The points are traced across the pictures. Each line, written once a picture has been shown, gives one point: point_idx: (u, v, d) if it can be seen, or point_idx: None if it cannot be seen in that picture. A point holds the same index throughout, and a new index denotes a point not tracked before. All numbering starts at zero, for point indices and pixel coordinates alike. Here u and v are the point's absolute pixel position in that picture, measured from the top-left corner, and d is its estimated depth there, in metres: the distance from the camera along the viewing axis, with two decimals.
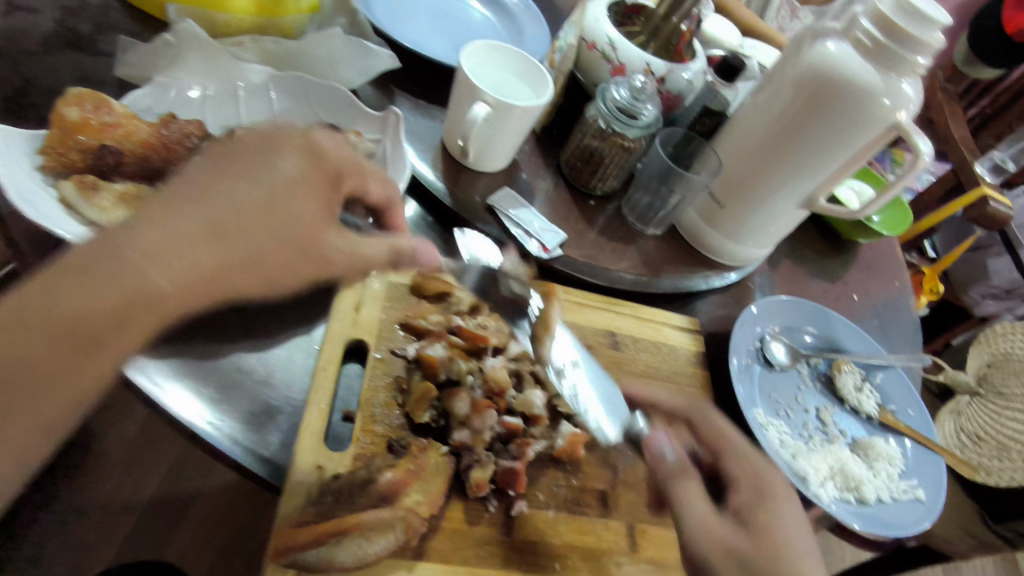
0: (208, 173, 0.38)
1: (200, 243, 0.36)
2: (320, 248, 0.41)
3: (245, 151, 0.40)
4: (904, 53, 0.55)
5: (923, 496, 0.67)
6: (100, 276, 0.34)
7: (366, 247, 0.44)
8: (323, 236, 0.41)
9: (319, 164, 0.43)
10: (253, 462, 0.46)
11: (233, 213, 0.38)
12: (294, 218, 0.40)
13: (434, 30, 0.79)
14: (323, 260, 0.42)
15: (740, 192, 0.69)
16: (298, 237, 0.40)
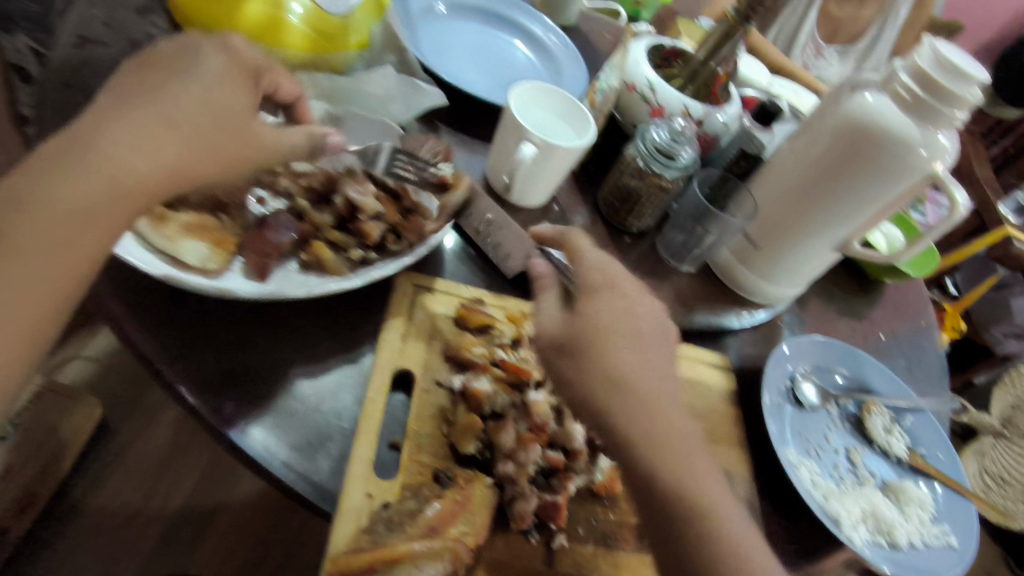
0: (153, 79, 0.45)
1: (160, 133, 0.44)
2: (251, 131, 0.49)
3: (166, 57, 0.46)
4: (943, 108, 0.57)
5: (955, 542, 0.67)
6: (85, 165, 0.42)
7: (289, 134, 0.52)
8: (253, 125, 0.49)
9: (239, 60, 0.49)
10: (304, 488, 0.48)
11: (184, 109, 0.45)
12: (230, 107, 0.47)
13: (477, 69, 0.82)
14: (257, 145, 0.49)
15: (774, 234, 0.71)
16: (232, 123, 0.47)
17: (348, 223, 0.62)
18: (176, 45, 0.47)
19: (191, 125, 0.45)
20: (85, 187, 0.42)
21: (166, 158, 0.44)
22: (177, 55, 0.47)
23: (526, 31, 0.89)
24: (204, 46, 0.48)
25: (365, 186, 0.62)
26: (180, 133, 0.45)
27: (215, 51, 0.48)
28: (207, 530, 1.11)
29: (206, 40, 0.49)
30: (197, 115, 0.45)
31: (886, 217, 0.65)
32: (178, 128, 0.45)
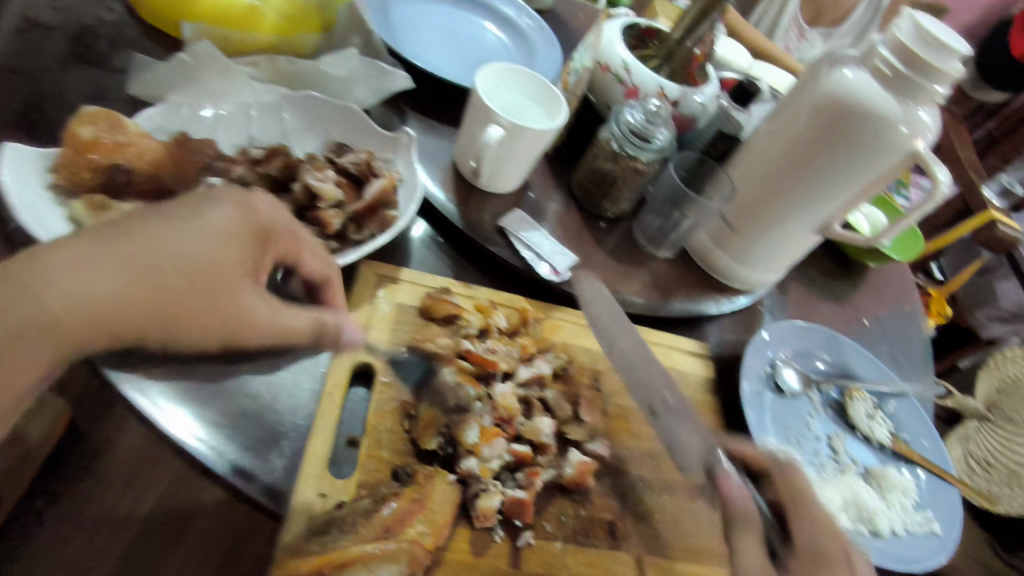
0: (140, 230, 0.42)
1: (122, 280, 0.41)
2: (233, 304, 0.45)
3: (180, 206, 0.45)
4: (925, 83, 0.55)
5: (939, 529, 0.65)
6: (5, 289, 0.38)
7: (290, 316, 0.48)
8: (239, 296, 0.45)
9: (254, 225, 0.47)
10: (257, 491, 0.44)
11: (156, 259, 0.42)
12: (216, 273, 0.44)
13: (447, 51, 0.80)
14: (243, 323, 0.46)
15: (753, 217, 0.68)
16: (215, 292, 0.44)
17: (307, 211, 0.58)
18: (196, 198, 0.46)
19: (155, 275, 0.42)
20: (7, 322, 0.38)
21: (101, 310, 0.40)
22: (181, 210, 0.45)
23: (496, 12, 0.87)
24: (221, 200, 0.46)
25: (324, 173, 0.59)
26: (140, 295, 0.42)
27: (229, 211, 0.46)
28: (182, 533, 1.08)
29: (227, 196, 0.47)
30: (166, 272, 0.42)
31: (866, 198, 0.63)
32: (144, 274, 0.42)
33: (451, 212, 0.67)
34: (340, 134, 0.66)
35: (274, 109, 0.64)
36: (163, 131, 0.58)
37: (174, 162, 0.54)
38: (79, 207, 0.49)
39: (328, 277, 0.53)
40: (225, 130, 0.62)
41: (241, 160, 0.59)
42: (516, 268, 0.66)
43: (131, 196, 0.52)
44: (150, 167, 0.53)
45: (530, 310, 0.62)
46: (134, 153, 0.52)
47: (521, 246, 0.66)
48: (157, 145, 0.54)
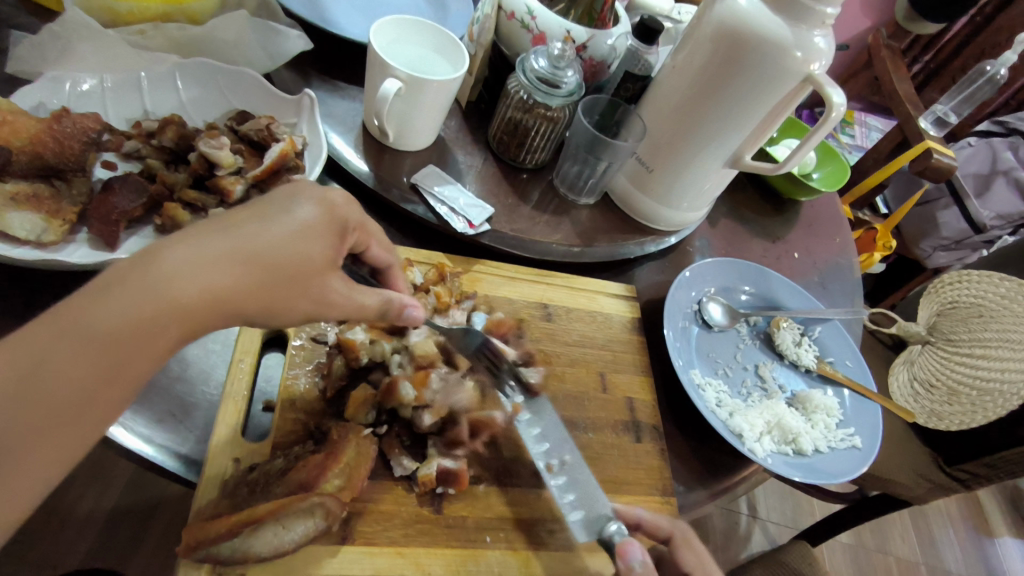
0: (227, 222, 0.38)
1: (221, 266, 0.36)
2: (318, 289, 0.40)
3: (265, 204, 0.40)
4: (813, 6, 0.54)
5: (860, 443, 0.67)
6: (137, 287, 0.34)
7: (362, 293, 0.43)
8: (324, 282, 0.41)
9: (334, 218, 0.42)
10: (168, 461, 0.45)
11: (254, 245, 0.37)
12: (299, 261, 0.39)
13: (351, 8, 0.77)
14: (322, 303, 0.41)
15: (666, 156, 0.69)
16: (301, 276, 0.39)
17: (206, 180, 0.57)
18: (282, 198, 0.41)
19: (248, 262, 0.37)
20: (121, 315, 0.33)
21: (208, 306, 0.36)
22: (268, 207, 0.40)
23: None
24: (302, 194, 0.42)
25: (219, 139, 0.58)
26: (233, 283, 0.36)
27: (310, 202, 0.41)
28: (147, 526, 1.07)
29: (310, 187, 0.42)
30: (256, 255, 0.37)
31: (771, 126, 0.63)
32: (245, 261, 0.37)
33: (364, 173, 0.66)
34: (240, 101, 0.64)
35: (166, 78, 0.62)
36: (44, 109, 0.56)
37: (55, 139, 0.52)
38: None
39: (391, 266, 0.50)
40: (114, 104, 0.60)
41: (134, 134, 0.58)
42: (433, 226, 0.66)
43: (15, 176, 0.51)
44: (31, 148, 0.51)
45: (448, 266, 0.62)
46: (6, 133, 0.51)
47: (435, 202, 0.65)
48: (33, 123, 0.52)
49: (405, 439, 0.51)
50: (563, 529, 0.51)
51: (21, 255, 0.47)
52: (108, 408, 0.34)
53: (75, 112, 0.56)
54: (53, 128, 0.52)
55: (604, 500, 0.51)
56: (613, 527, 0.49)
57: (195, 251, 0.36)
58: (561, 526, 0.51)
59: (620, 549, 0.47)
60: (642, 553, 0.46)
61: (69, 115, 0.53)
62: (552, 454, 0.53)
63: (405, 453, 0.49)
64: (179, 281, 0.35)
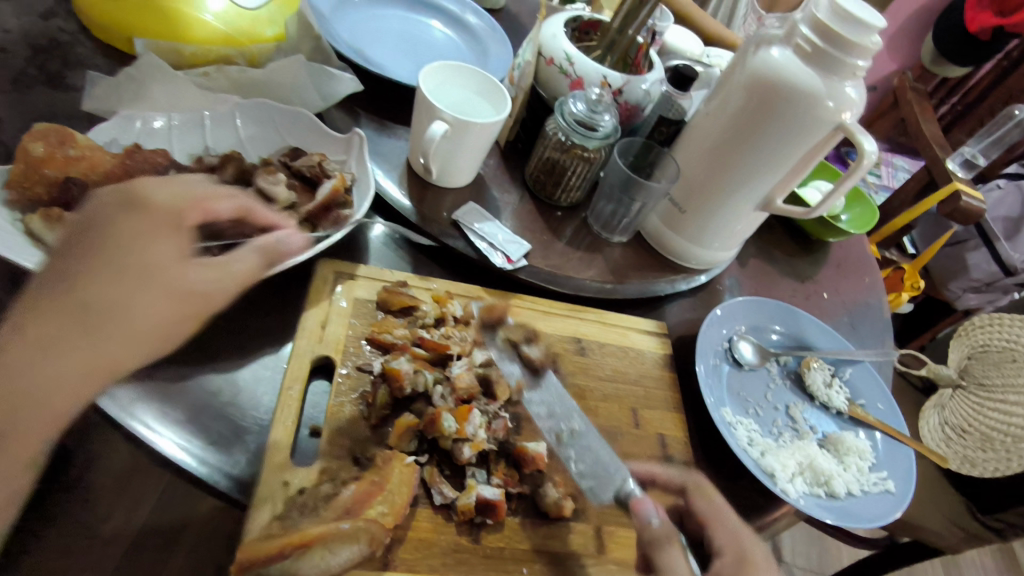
0: (52, 268, 0.41)
1: (53, 318, 0.40)
2: (185, 284, 0.42)
3: (92, 230, 0.41)
4: (844, 58, 0.57)
5: (893, 488, 0.67)
6: (50, 353, 0.39)
7: (230, 262, 0.45)
8: (184, 275, 0.42)
9: (157, 213, 0.42)
10: (221, 482, 0.47)
11: (68, 288, 0.40)
12: (158, 273, 0.41)
13: (398, 52, 0.82)
14: (202, 292, 0.43)
15: (698, 198, 0.71)
16: (161, 286, 0.41)
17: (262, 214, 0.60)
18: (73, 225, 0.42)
19: (60, 303, 0.40)
20: (54, 368, 0.39)
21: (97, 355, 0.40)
22: (109, 222, 0.41)
23: (446, 12, 0.89)
24: (110, 208, 0.42)
25: (275, 176, 0.61)
26: (87, 328, 0.40)
27: (125, 212, 0.41)
28: (175, 542, 1.09)
29: (109, 200, 0.42)
30: (95, 282, 0.40)
31: (802, 171, 0.65)
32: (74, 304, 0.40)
33: (406, 209, 0.69)
34: (294, 138, 0.68)
35: (227, 117, 0.66)
36: (116, 144, 0.60)
37: (130, 175, 0.56)
38: (36, 222, 0.50)
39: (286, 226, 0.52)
40: (179, 140, 0.64)
41: (197, 169, 0.61)
42: (471, 259, 0.68)
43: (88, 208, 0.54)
44: (105, 181, 0.55)
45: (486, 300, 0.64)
46: (85, 167, 0.55)
47: (475, 238, 0.68)
48: (109, 158, 0.56)
49: (445, 468, 0.52)
50: (597, 564, 0.52)
51: None
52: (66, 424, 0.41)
53: (145, 148, 0.60)
54: (126, 163, 0.56)
55: (616, 462, 0.53)
56: (627, 486, 0.52)
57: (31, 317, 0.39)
58: (595, 562, 0.52)
59: (635, 505, 0.50)
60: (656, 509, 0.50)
61: (140, 151, 0.57)
62: (561, 424, 0.56)
63: (445, 481, 0.50)
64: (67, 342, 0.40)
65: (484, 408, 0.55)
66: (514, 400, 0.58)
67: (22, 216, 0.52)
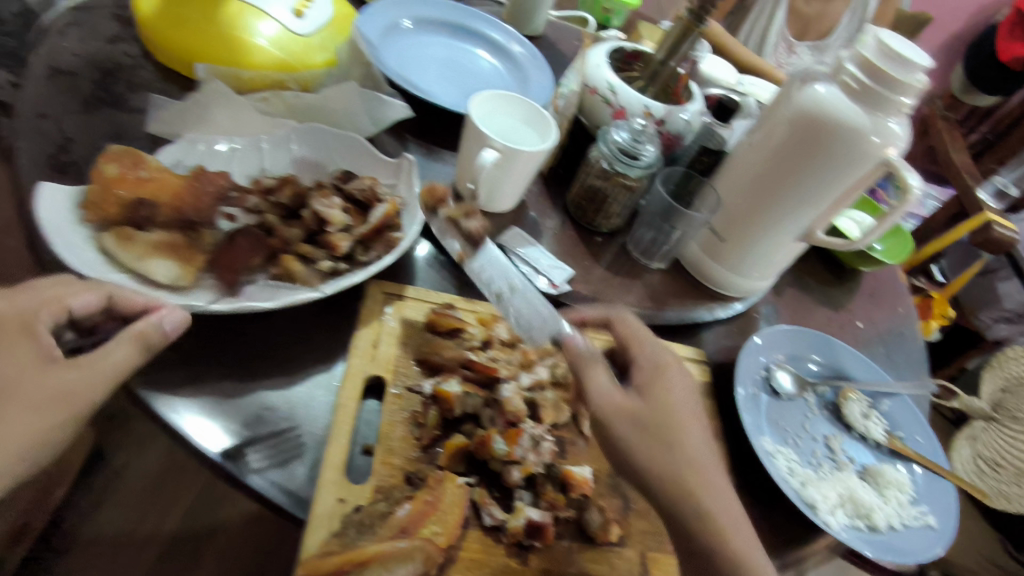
0: None
1: None
2: (60, 388, 0.44)
3: None
4: (891, 95, 0.58)
5: (935, 523, 0.67)
6: None
7: (103, 354, 0.46)
8: (55, 377, 0.44)
9: (13, 328, 0.45)
10: (281, 497, 0.48)
11: None
12: (25, 385, 0.43)
13: (443, 79, 0.84)
14: (75, 393, 0.44)
15: (739, 228, 0.72)
16: (36, 393, 0.43)
17: (317, 235, 0.62)
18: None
19: None
20: None
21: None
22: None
23: (489, 40, 0.91)
24: None
25: (330, 199, 0.63)
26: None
27: None
28: (203, 551, 1.09)
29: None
30: None
31: (845, 204, 0.66)
32: None
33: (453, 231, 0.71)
34: (346, 162, 0.70)
35: (284, 141, 0.69)
36: (181, 166, 0.63)
37: (192, 195, 0.59)
38: (110, 240, 0.53)
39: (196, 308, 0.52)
40: (238, 162, 0.66)
41: (254, 191, 0.63)
42: None
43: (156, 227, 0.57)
44: (173, 203, 0.58)
45: None
46: (154, 189, 0.57)
47: (519, 262, 0.70)
48: (177, 180, 0.59)
49: (494, 490, 0.53)
50: None
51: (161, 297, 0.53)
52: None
53: (209, 170, 0.63)
54: (192, 185, 0.59)
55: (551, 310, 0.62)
56: (557, 325, 0.60)
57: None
58: None
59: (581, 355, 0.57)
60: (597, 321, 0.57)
61: (206, 174, 0.61)
62: (502, 286, 0.64)
63: (494, 503, 0.51)
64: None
65: (532, 431, 0.55)
66: (559, 424, 0.59)
67: (95, 233, 0.54)
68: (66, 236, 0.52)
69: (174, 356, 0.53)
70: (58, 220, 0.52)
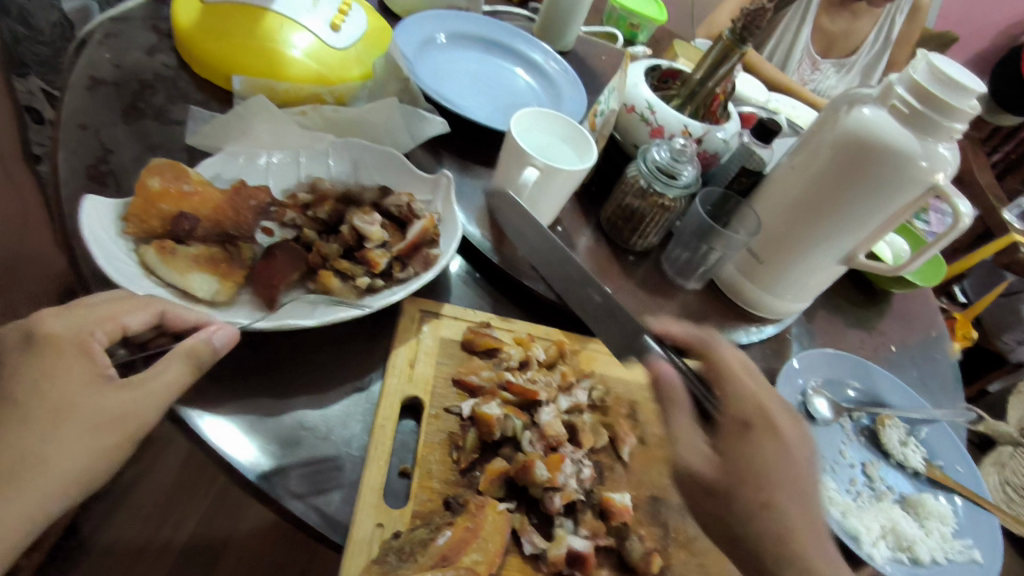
0: None
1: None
2: (111, 409, 0.42)
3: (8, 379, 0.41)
4: (942, 121, 0.57)
5: (980, 557, 0.65)
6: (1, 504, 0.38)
7: (157, 375, 0.44)
8: (105, 397, 0.42)
9: (59, 343, 0.42)
10: (318, 523, 0.47)
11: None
12: (73, 406, 0.41)
13: (477, 94, 0.84)
14: (128, 416, 0.42)
15: (778, 250, 0.71)
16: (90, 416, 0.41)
17: (355, 251, 0.62)
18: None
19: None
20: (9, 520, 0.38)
21: (22, 510, 0.39)
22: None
23: (529, 60, 0.91)
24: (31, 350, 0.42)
25: (371, 216, 0.63)
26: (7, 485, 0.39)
27: (22, 349, 0.42)
28: (219, 563, 1.08)
29: (11, 342, 0.42)
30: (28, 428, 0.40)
31: (891, 229, 0.65)
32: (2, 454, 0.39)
33: (487, 248, 0.70)
34: (384, 178, 0.69)
35: (321, 156, 0.68)
36: (221, 179, 0.62)
37: (233, 210, 0.58)
38: (151, 254, 0.53)
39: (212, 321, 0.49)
40: (275, 176, 0.66)
41: (292, 206, 0.63)
42: (550, 303, 0.69)
43: (197, 241, 0.56)
44: (214, 218, 0.57)
45: (566, 344, 0.65)
46: (197, 204, 0.57)
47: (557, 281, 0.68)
48: (218, 194, 0.59)
49: (533, 516, 0.52)
50: None
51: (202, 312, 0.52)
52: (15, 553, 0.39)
53: (248, 184, 0.62)
54: (232, 200, 0.59)
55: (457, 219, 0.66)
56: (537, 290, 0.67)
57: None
58: None
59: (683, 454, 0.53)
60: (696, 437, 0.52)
61: (246, 188, 0.60)
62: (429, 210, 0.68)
63: (535, 530, 0.50)
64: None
65: (573, 457, 0.55)
66: (596, 448, 0.58)
67: (135, 247, 0.54)
68: (107, 248, 0.51)
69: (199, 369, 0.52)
70: (100, 232, 0.51)
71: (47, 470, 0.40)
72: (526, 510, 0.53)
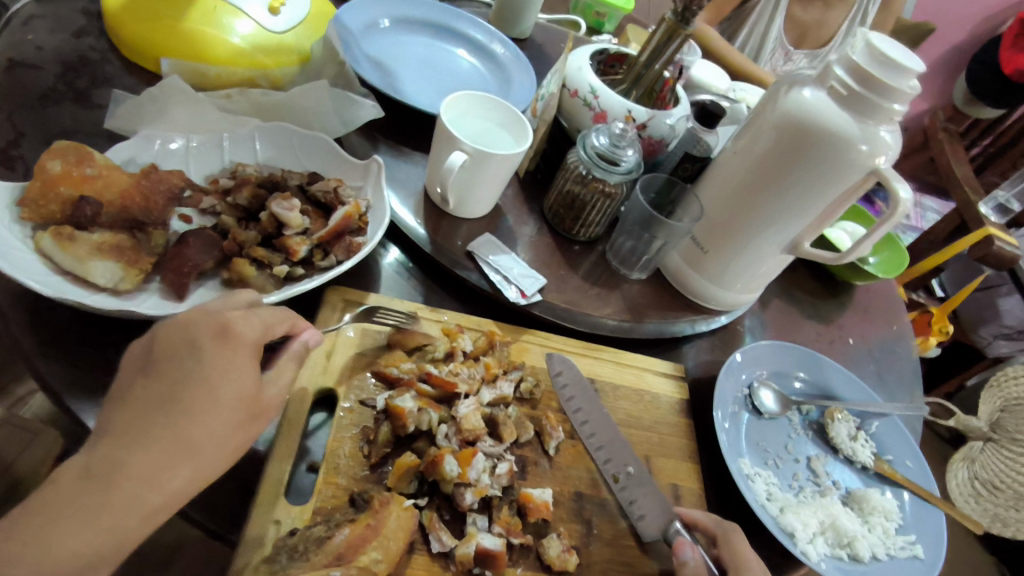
0: (158, 401, 0.39)
1: (153, 446, 0.38)
2: (264, 403, 0.43)
3: (171, 361, 0.40)
4: (882, 103, 0.54)
5: (921, 553, 0.63)
6: (169, 482, 0.38)
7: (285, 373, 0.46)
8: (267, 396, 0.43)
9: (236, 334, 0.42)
10: (209, 520, 0.45)
11: (165, 424, 0.38)
12: (259, 403, 0.42)
13: (422, 79, 0.82)
14: (266, 409, 0.44)
15: (722, 238, 0.69)
16: (256, 408, 0.42)
17: (274, 239, 0.59)
18: (141, 351, 0.42)
19: (173, 445, 0.38)
20: (159, 497, 0.37)
21: (182, 485, 0.38)
22: (171, 356, 0.40)
23: (471, 40, 0.89)
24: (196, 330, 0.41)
25: (291, 202, 0.60)
26: (189, 453, 0.38)
27: (208, 336, 0.41)
28: None
29: (203, 327, 0.41)
30: (194, 416, 0.39)
31: (833, 216, 0.62)
32: (178, 441, 0.38)
33: (421, 237, 0.68)
34: (312, 163, 0.67)
35: (246, 139, 0.66)
36: (134, 164, 0.60)
37: (142, 194, 0.56)
38: (47, 240, 0.50)
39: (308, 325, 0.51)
40: (197, 162, 0.64)
41: (212, 192, 0.61)
42: (485, 293, 0.67)
43: (101, 227, 0.54)
44: (119, 202, 0.55)
45: (498, 335, 0.62)
46: (100, 187, 0.55)
47: (489, 270, 0.66)
48: (125, 178, 0.56)
49: (445, 513, 0.50)
50: None
51: (98, 303, 0.50)
52: (156, 521, 0.38)
53: (162, 169, 0.60)
54: (141, 184, 0.56)
55: (386, 209, 0.63)
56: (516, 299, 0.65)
57: (123, 442, 0.37)
58: None
59: (677, 545, 0.52)
60: (693, 550, 0.51)
61: (157, 172, 0.58)
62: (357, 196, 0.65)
63: (444, 527, 0.48)
64: (158, 470, 0.37)
65: (489, 452, 0.53)
66: (520, 442, 0.56)
67: (32, 233, 0.51)
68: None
69: (96, 365, 0.50)
70: None
71: (210, 451, 0.39)
72: (438, 507, 0.51)
